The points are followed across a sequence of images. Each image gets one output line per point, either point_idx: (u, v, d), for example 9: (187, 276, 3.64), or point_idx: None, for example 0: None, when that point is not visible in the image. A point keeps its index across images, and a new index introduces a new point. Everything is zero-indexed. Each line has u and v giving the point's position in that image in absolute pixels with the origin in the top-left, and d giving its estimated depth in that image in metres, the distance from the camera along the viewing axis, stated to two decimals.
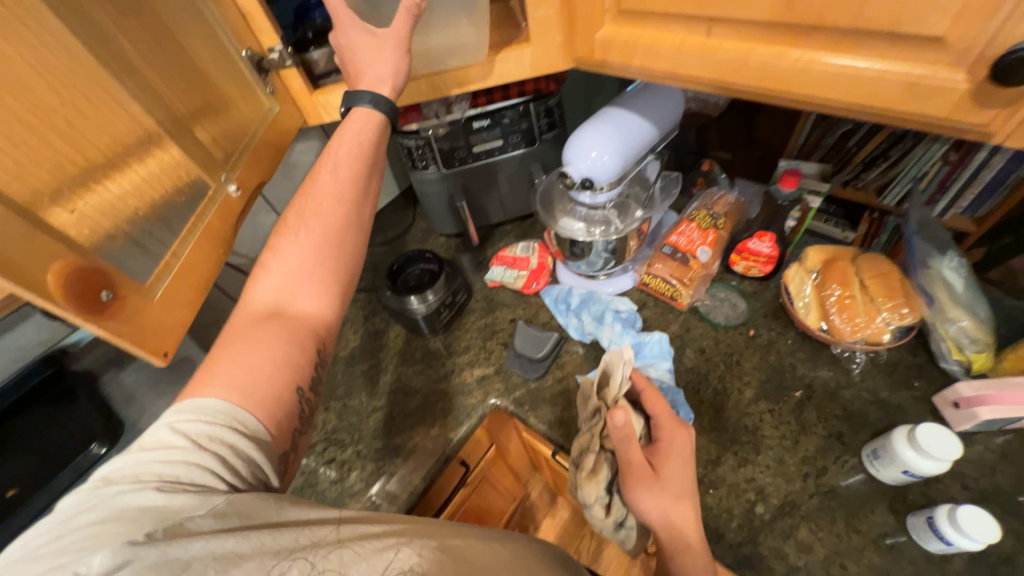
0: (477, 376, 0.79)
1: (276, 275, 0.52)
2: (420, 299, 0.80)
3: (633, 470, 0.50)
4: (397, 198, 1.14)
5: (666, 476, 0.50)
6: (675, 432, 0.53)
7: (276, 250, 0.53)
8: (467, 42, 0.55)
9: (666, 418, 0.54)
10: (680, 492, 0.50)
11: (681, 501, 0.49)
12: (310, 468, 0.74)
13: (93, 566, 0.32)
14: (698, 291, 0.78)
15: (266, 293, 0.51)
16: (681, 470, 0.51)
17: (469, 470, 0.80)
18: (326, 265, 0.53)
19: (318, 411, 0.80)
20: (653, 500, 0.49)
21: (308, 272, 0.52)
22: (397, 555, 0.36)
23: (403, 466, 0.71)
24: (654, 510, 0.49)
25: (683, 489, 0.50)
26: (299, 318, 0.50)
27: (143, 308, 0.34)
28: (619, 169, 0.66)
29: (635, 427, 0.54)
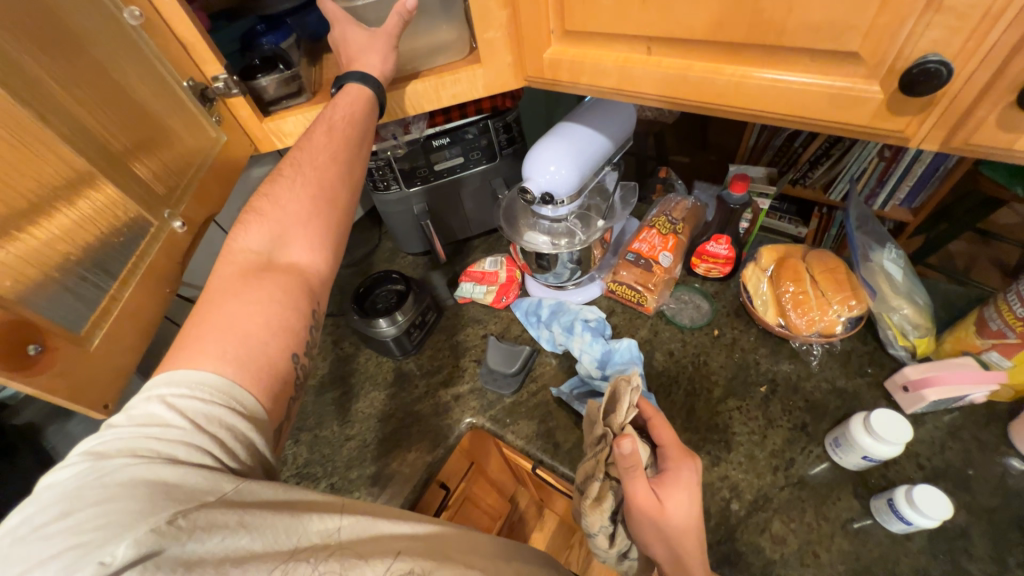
0: (452, 395, 0.78)
1: (268, 225, 0.51)
2: (389, 320, 0.79)
3: (640, 500, 0.50)
4: (361, 218, 1.12)
5: (674, 507, 0.50)
6: (685, 464, 0.53)
7: (268, 201, 0.52)
8: (449, 39, 0.57)
9: (674, 449, 0.55)
10: (687, 522, 0.50)
11: (687, 531, 0.50)
12: None
13: (118, 557, 0.29)
14: (663, 296, 0.80)
15: (255, 242, 0.50)
16: (689, 502, 0.51)
17: (450, 492, 0.78)
18: (321, 223, 0.52)
19: (288, 445, 0.77)
20: (658, 529, 0.50)
21: (302, 225, 0.51)
22: (395, 559, 0.36)
23: (382, 493, 0.69)
24: (658, 540, 0.51)
25: (690, 520, 0.51)
26: (292, 272, 0.49)
27: (78, 358, 0.32)
28: (577, 181, 0.67)
29: (643, 457, 0.53)
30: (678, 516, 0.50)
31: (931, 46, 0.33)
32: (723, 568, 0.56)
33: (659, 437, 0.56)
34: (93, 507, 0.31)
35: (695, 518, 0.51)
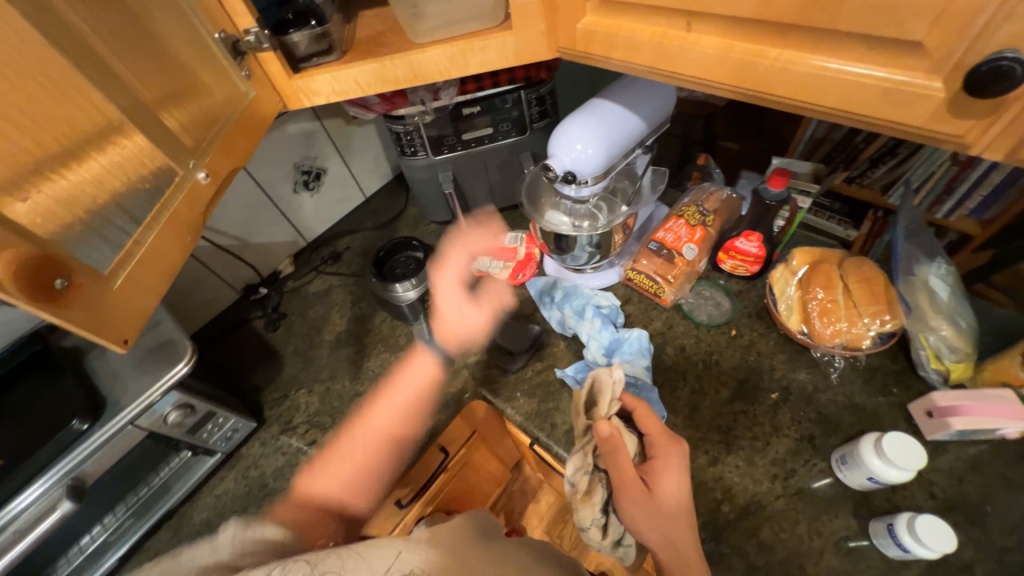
0: (459, 365, 0.80)
1: (332, 478, 0.69)
2: (404, 286, 0.80)
3: (632, 495, 0.50)
4: (390, 181, 1.14)
5: (666, 500, 0.51)
6: (671, 448, 0.54)
7: (332, 471, 0.70)
8: (483, 5, 0.55)
9: (662, 435, 0.55)
10: (678, 512, 0.51)
11: (682, 522, 0.51)
12: (293, 448, 0.76)
13: None
14: (681, 289, 0.77)
15: (320, 490, 0.68)
16: (679, 491, 0.52)
17: (450, 455, 0.81)
18: (371, 468, 0.70)
19: (302, 393, 0.81)
20: (655, 525, 0.50)
21: (358, 483, 0.69)
22: (398, 558, 0.41)
23: (384, 448, 0.74)
24: (652, 530, 0.50)
25: (683, 510, 0.52)
26: (337, 511, 0.66)
27: (101, 296, 0.34)
28: (604, 163, 0.64)
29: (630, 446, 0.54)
30: (671, 509, 0.51)
31: (1009, 41, 0.29)
32: None
33: (644, 427, 0.55)
34: None
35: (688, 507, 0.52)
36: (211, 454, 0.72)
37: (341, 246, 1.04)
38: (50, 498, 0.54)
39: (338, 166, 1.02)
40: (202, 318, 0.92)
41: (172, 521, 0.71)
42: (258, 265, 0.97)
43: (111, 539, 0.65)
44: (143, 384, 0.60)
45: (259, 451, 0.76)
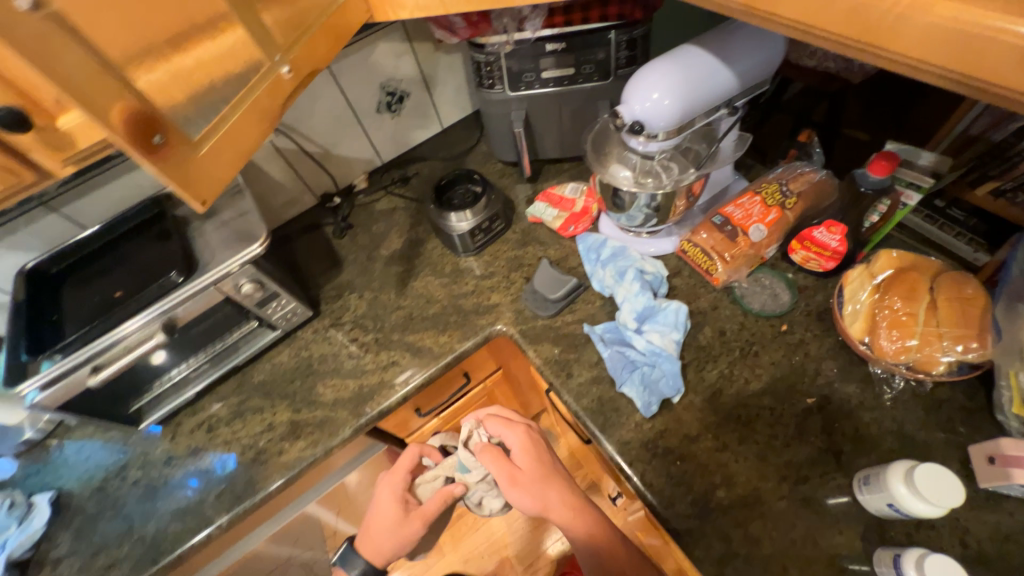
0: (493, 301, 0.83)
1: None
2: (459, 217, 0.84)
3: (510, 491, 0.75)
4: (468, 116, 1.15)
5: (530, 479, 0.76)
6: (523, 432, 0.80)
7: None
8: None
9: (512, 430, 0.80)
10: (546, 479, 0.76)
11: (550, 493, 0.75)
12: (338, 341, 0.85)
13: None
14: (737, 271, 0.72)
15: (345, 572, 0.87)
16: (536, 465, 0.77)
17: (473, 383, 0.95)
18: None
19: (353, 296, 0.90)
20: (531, 500, 0.74)
21: None
22: None
23: (412, 360, 0.80)
24: (531, 498, 0.75)
25: (555, 481, 0.76)
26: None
27: (190, 157, 0.39)
28: (678, 117, 0.60)
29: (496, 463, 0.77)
30: (541, 486, 0.75)
31: None
32: (680, 538, 0.57)
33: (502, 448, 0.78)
34: None
35: (552, 479, 0.76)
36: (272, 329, 0.84)
37: (410, 171, 1.09)
38: (149, 329, 0.67)
39: (421, 93, 1.05)
40: (284, 215, 1.04)
41: (238, 376, 0.85)
42: (336, 176, 1.05)
43: (192, 376, 0.79)
44: (224, 258, 0.70)
45: (311, 338, 0.87)
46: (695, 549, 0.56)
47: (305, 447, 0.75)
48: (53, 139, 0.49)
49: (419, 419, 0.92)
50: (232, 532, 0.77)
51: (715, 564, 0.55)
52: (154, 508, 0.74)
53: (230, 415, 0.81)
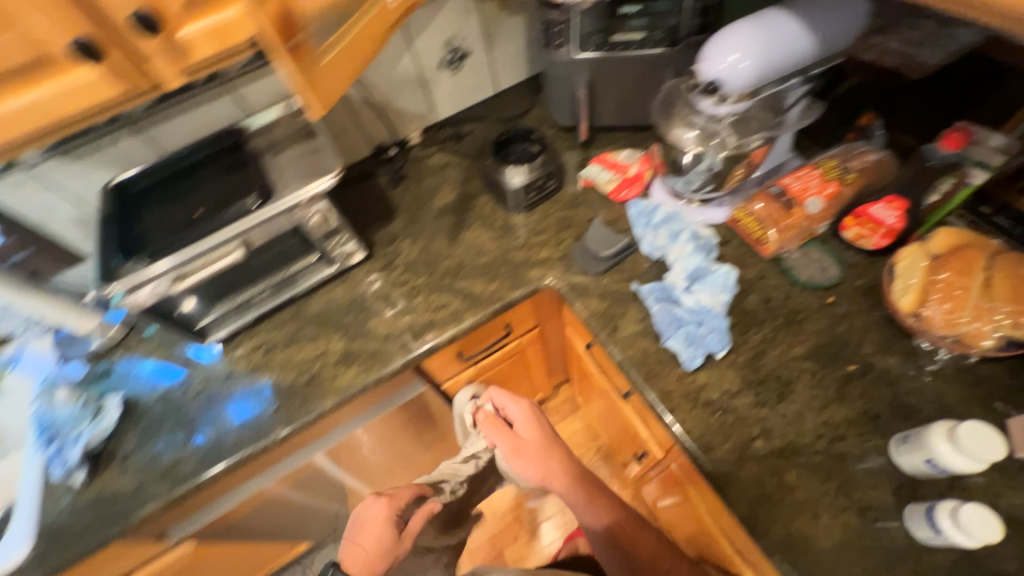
0: (542, 257, 0.86)
1: None
2: (515, 173, 0.87)
3: (513, 461, 0.82)
4: (522, 81, 1.16)
5: (532, 450, 0.83)
6: (523, 408, 0.86)
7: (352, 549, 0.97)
8: None
9: (513, 405, 0.85)
10: (545, 450, 0.83)
11: (552, 463, 0.82)
12: (391, 282, 0.89)
13: None
14: (788, 242, 0.74)
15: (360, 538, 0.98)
16: (536, 437, 0.83)
17: (512, 337, 0.99)
18: None
19: (405, 243, 0.94)
20: (535, 469, 0.81)
21: None
22: None
23: (461, 304, 0.84)
24: (532, 469, 0.81)
25: (554, 453, 0.83)
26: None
27: (317, 62, 0.43)
28: (755, 80, 0.62)
29: (498, 434, 0.83)
30: (542, 458, 0.81)
31: None
32: (715, 479, 0.60)
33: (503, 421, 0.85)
34: None
35: (552, 452, 0.82)
36: (330, 264, 0.88)
37: (464, 130, 1.11)
38: (227, 246, 0.72)
39: (482, 53, 1.07)
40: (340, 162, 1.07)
41: (294, 306, 0.90)
42: (393, 128, 1.08)
43: (256, 299, 0.85)
44: (298, 187, 0.74)
45: (365, 277, 0.91)
46: (730, 491, 0.59)
47: (357, 375, 0.80)
48: (174, 48, 0.52)
49: (458, 366, 0.96)
50: (283, 448, 0.82)
51: (749, 505, 0.58)
52: (211, 421, 0.80)
53: (287, 340, 0.86)
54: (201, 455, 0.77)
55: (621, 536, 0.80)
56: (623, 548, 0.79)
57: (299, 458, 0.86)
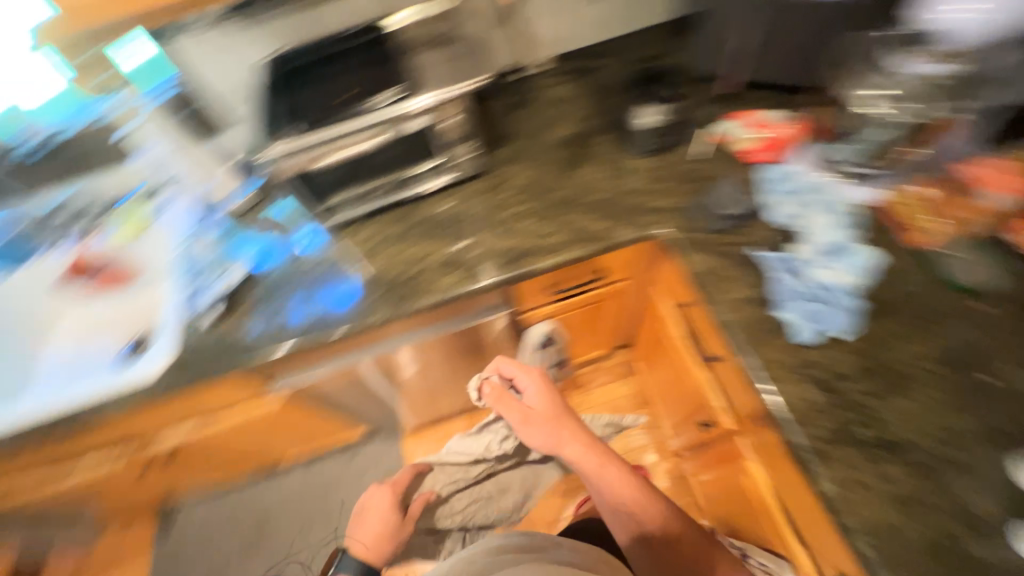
0: (655, 206, 0.84)
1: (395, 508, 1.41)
2: (643, 109, 0.88)
3: (525, 423, 1.09)
4: (663, 22, 1.09)
5: (540, 418, 1.08)
6: (534, 377, 1.12)
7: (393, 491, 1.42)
8: None
9: (527, 375, 1.12)
10: (551, 418, 1.07)
11: (558, 428, 1.05)
12: (498, 203, 0.91)
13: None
14: (944, 235, 0.68)
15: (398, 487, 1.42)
16: (546, 405, 1.09)
17: (598, 282, 1.00)
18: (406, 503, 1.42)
19: (516, 169, 0.95)
20: (541, 433, 1.06)
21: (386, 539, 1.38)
22: None
23: (563, 236, 0.84)
24: (538, 434, 1.07)
25: (562, 415, 1.07)
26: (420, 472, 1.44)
27: None
28: (991, 34, 0.62)
29: (512, 404, 1.13)
30: (551, 419, 1.06)
31: None
32: (806, 453, 0.59)
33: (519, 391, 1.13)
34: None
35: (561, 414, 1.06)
36: (446, 173, 0.91)
37: (591, 66, 1.07)
38: (368, 134, 0.77)
39: None
40: None
41: (405, 208, 0.95)
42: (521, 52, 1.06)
43: (377, 193, 0.91)
44: (419, 94, 0.77)
45: (474, 193, 0.94)
46: (819, 467, 0.58)
47: (456, 281, 0.84)
48: None
49: (540, 298, 0.98)
50: (380, 332, 0.90)
51: (838, 485, 0.57)
52: (301, 310, 0.86)
53: (395, 237, 0.91)
54: (304, 326, 0.84)
55: (629, 499, 0.90)
56: (629, 511, 0.89)
57: (389, 345, 0.95)
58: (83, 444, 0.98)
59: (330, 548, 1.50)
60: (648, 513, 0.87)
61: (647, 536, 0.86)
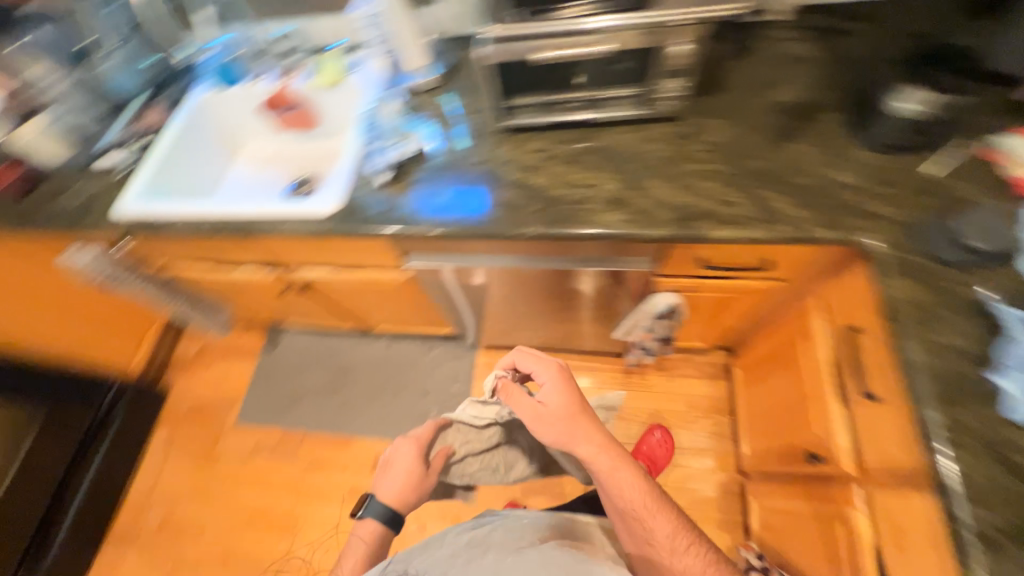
0: (870, 210, 0.73)
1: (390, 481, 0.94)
2: (907, 93, 0.72)
3: (536, 426, 0.83)
4: None
5: (555, 415, 0.83)
6: (553, 372, 0.88)
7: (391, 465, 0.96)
8: None
9: (544, 370, 0.87)
10: (572, 414, 0.83)
11: (576, 428, 0.82)
12: (685, 154, 0.85)
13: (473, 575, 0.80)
14: None
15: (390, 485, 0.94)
16: (563, 406, 0.83)
17: (752, 274, 0.92)
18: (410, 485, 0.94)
19: (716, 124, 0.86)
20: (557, 432, 0.82)
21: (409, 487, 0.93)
22: None
23: (748, 209, 0.77)
24: (552, 432, 0.82)
25: (583, 417, 0.83)
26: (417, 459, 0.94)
27: None
28: None
29: (522, 396, 0.87)
30: (569, 421, 0.82)
31: None
32: (967, 531, 0.52)
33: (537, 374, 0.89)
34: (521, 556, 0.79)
35: (581, 415, 0.83)
36: (643, 107, 0.86)
37: (841, 33, 0.92)
38: (592, 38, 0.73)
39: None
40: None
41: (584, 131, 0.91)
42: None
43: (565, 107, 0.88)
44: (597, 22, 0.72)
45: (661, 136, 0.87)
46: (976, 551, 0.52)
47: (620, 221, 0.80)
48: None
49: (683, 268, 0.93)
50: (536, 248, 0.93)
51: None
52: (427, 206, 0.90)
53: (567, 157, 0.89)
54: (410, 219, 0.89)
55: (643, 508, 0.80)
56: (640, 521, 0.80)
57: (533, 263, 0.97)
58: (243, 252, 1.14)
59: (386, 416, 1.67)
60: (657, 523, 0.80)
61: (653, 545, 0.80)
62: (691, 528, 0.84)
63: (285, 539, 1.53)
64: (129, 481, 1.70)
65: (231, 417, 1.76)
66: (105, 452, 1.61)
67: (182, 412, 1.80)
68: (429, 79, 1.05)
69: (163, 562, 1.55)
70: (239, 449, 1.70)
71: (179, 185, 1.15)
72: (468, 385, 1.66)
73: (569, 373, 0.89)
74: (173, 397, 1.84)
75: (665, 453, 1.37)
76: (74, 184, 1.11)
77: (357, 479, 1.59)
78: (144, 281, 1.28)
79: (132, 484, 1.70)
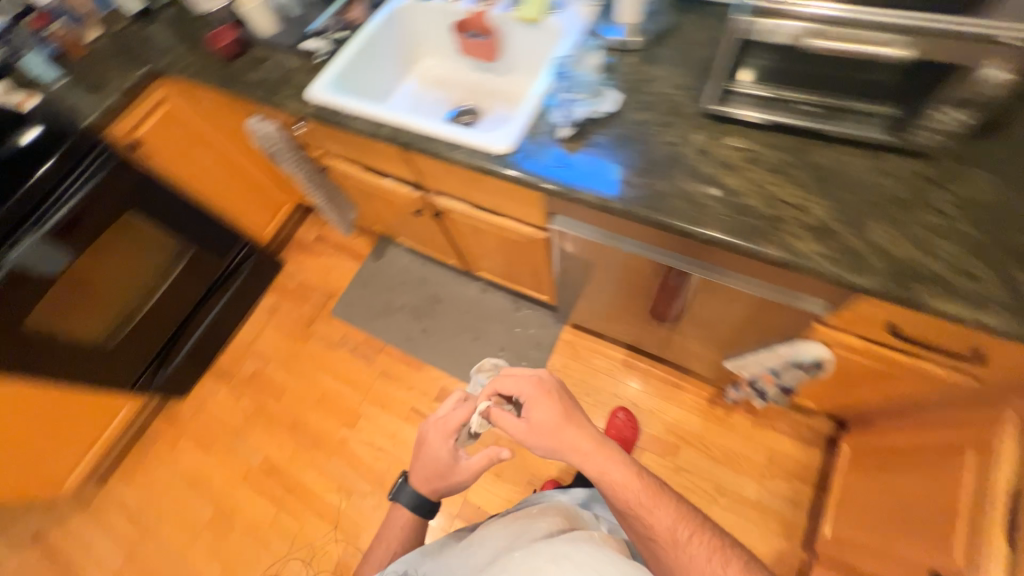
0: None
1: (419, 470, 0.92)
2: None
3: (528, 442, 0.86)
4: None
5: (545, 428, 0.86)
6: (535, 385, 0.90)
7: (417, 455, 0.93)
8: None
9: (525, 384, 0.89)
10: (559, 423, 0.86)
11: (565, 436, 0.85)
12: (922, 199, 0.72)
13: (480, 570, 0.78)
14: None
15: (417, 476, 0.93)
16: (550, 414, 0.86)
17: (931, 355, 0.81)
18: (439, 474, 0.90)
19: (973, 176, 0.72)
20: (549, 445, 0.85)
21: (438, 474, 0.90)
22: None
23: (987, 288, 0.64)
24: (546, 446, 0.85)
25: (572, 423, 0.86)
26: (446, 441, 0.89)
27: None
28: None
29: (504, 417, 0.88)
30: (558, 432, 0.85)
31: None
32: None
33: (519, 389, 0.90)
34: (536, 551, 0.72)
35: (569, 423, 0.85)
36: (888, 131, 0.73)
37: None
38: (875, 37, 0.62)
39: None
40: None
41: (801, 140, 0.81)
42: None
43: (790, 109, 0.78)
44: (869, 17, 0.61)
45: (896, 171, 0.75)
46: None
47: (823, 254, 0.70)
48: None
49: (857, 324, 0.82)
50: (699, 250, 0.87)
51: None
52: (586, 174, 0.84)
53: (773, 165, 0.79)
54: (565, 184, 0.84)
55: (639, 505, 0.81)
56: (639, 517, 0.81)
57: (685, 261, 0.91)
58: (395, 166, 1.18)
59: (458, 355, 1.73)
60: (656, 516, 0.81)
61: (655, 540, 0.81)
62: (693, 515, 0.83)
63: (344, 428, 1.68)
64: (237, 331, 1.95)
65: (327, 307, 1.93)
66: (226, 300, 1.85)
67: (290, 288, 2.01)
68: (636, 38, 0.98)
69: (245, 407, 1.79)
70: (327, 337, 1.86)
71: (360, 85, 1.20)
72: (545, 356, 1.66)
73: (553, 383, 0.91)
74: (286, 273, 2.04)
75: (630, 433, 1.47)
76: (276, 59, 1.20)
77: (418, 401, 1.68)
78: (301, 165, 1.39)
79: (238, 334, 1.95)
